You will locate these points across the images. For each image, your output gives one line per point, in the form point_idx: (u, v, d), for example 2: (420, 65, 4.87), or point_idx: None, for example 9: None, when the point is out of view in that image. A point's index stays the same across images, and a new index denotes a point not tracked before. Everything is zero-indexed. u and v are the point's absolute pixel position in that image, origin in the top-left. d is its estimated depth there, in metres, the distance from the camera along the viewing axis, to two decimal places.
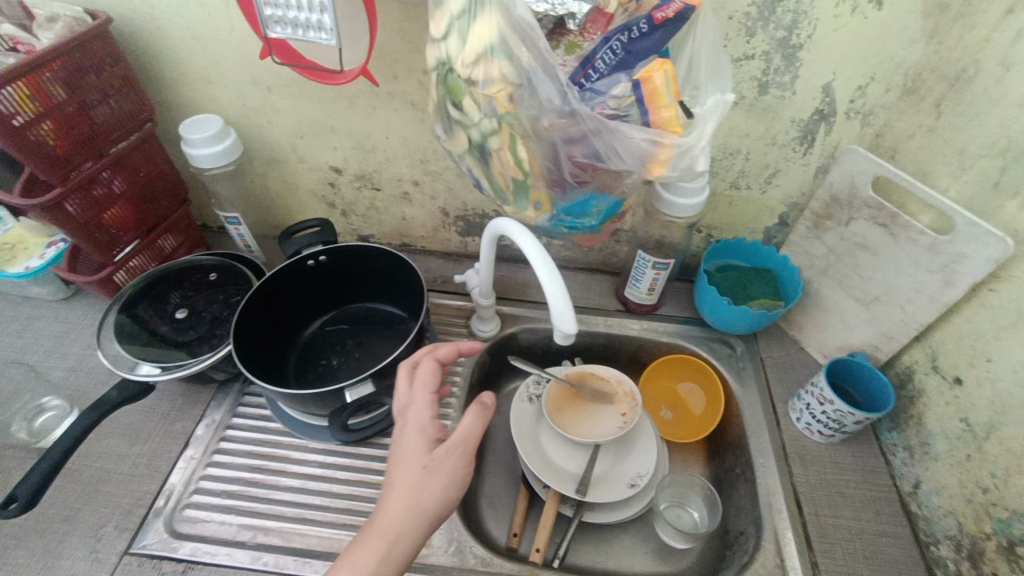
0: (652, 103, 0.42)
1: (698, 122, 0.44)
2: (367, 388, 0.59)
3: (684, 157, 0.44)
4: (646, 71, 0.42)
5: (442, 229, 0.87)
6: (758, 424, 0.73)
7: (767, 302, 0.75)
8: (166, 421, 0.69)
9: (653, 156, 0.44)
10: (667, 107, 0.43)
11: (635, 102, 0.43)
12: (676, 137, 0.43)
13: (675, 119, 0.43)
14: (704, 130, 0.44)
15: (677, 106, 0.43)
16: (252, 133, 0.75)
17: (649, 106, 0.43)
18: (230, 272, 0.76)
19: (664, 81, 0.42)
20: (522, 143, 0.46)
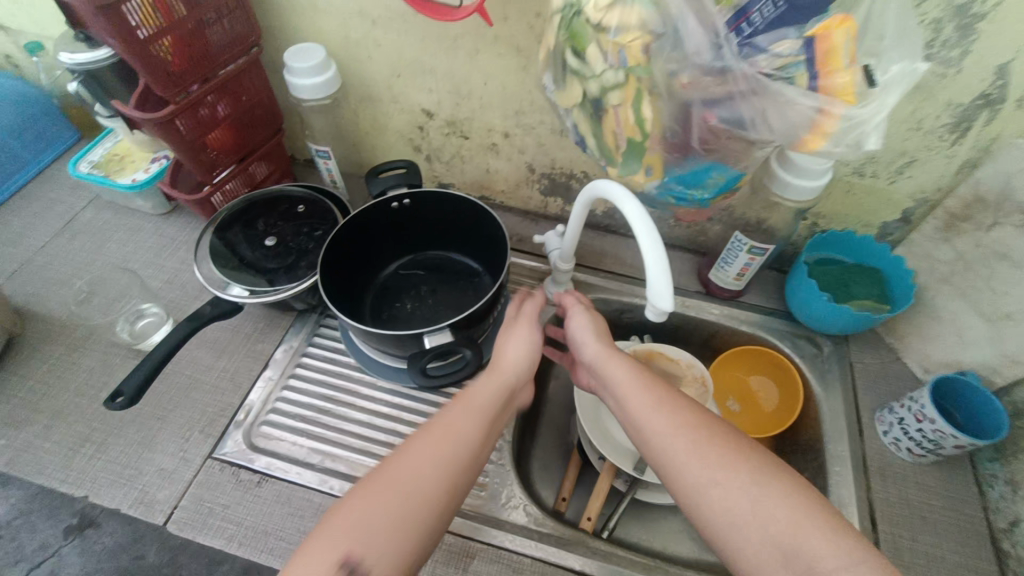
0: (824, 64, 0.38)
1: (880, 91, 0.38)
2: (445, 336, 0.61)
3: (852, 132, 0.38)
4: (824, 28, 0.38)
5: (525, 186, 0.85)
6: (838, 430, 0.69)
7: (869, 305, 0.70)
8: (249, 341, 0.73)
9: (814, 125, 0.39)
10: (842, 72, 0.38)
11: (804, 61, 0.38)
12: (848, 107, 0.38)
13: (851, 85, 0.38)
14: (883, 104, 0.38)
15: (854, 70, 0.38)
16: (351, 67, 0.74)
17: (820, 70, 0.38)
18: (317, 206, 0.77)
19: (843, 41, 0.37)
20: (649, 101, 0.42)
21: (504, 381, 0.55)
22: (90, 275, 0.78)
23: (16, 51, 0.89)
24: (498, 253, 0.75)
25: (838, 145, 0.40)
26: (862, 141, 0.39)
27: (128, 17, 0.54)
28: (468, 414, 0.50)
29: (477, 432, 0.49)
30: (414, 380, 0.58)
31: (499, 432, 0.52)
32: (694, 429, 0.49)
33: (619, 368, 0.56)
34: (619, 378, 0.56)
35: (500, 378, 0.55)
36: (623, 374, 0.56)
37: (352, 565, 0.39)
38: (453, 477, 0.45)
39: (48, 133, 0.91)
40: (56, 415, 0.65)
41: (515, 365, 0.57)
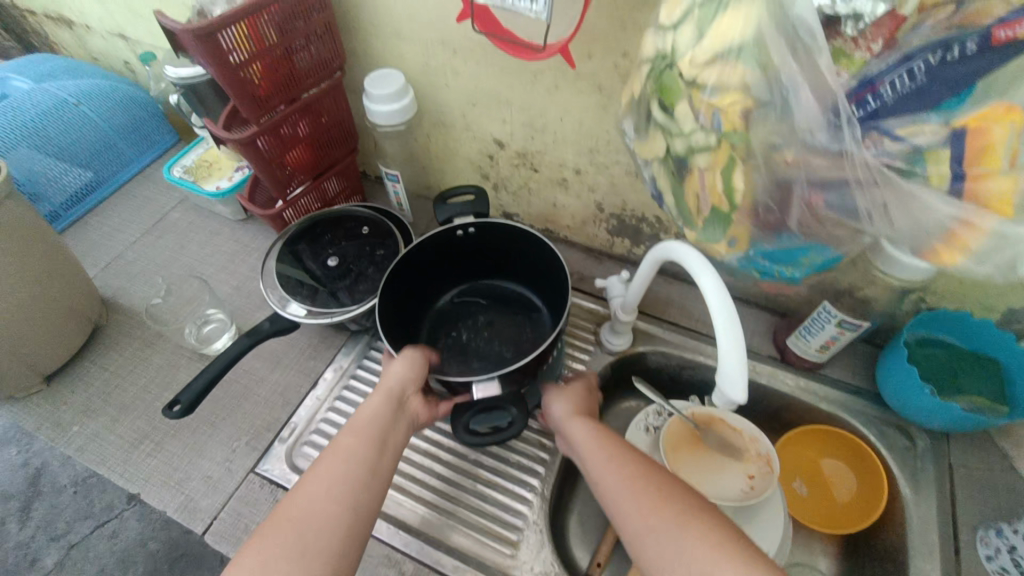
0: (973, 162, 0.30)
1: None
2: (494, 388, 0.56)
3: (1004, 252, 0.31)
4: (980, 117, 0.30)
5: (591, 224, 0.81)
6: (928, 545, 0.59)
7: (980, 403, 0.60)
8: (303, 356, 0.74)
9: (948, 234, 0.33)
10: (999, 177, 0.29)
11: (946, 158, 0.31)
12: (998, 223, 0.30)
13: (1010, 196, 0.29)
14: None
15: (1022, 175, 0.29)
16: (428, 93, 0.74)
17: (968, 171, 0.30)
18: (381, 228, 0.77)
19: (1008, 136, 0.29)
20: (742, 172, 0.37)
21: (388, 397, 0.55)
22: (170, 274, 0.82)
23: (134, 58, 0.97)
24: (560, 292, 0.71)
25: (984, 263, 0.33)
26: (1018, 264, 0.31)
27: (224, 43, 0.56)
28: (358, 441, 0.51)
29: (367, 457, 0.50)
30: (460, 442, 0.58)
31: (395, 441, 0.53)
32: (640, 483, 0.51)
33: (585, 433, 0.58)
34: (581, 437, 0.58)
35: (383, 396, 0.55)
36: (585, 436, 0.58)
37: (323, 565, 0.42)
38: (358, 499, 0.47)
39: (150, 135, 0.98)
40: (123, 408, 0.69)
41: (394, 374, 0.57)
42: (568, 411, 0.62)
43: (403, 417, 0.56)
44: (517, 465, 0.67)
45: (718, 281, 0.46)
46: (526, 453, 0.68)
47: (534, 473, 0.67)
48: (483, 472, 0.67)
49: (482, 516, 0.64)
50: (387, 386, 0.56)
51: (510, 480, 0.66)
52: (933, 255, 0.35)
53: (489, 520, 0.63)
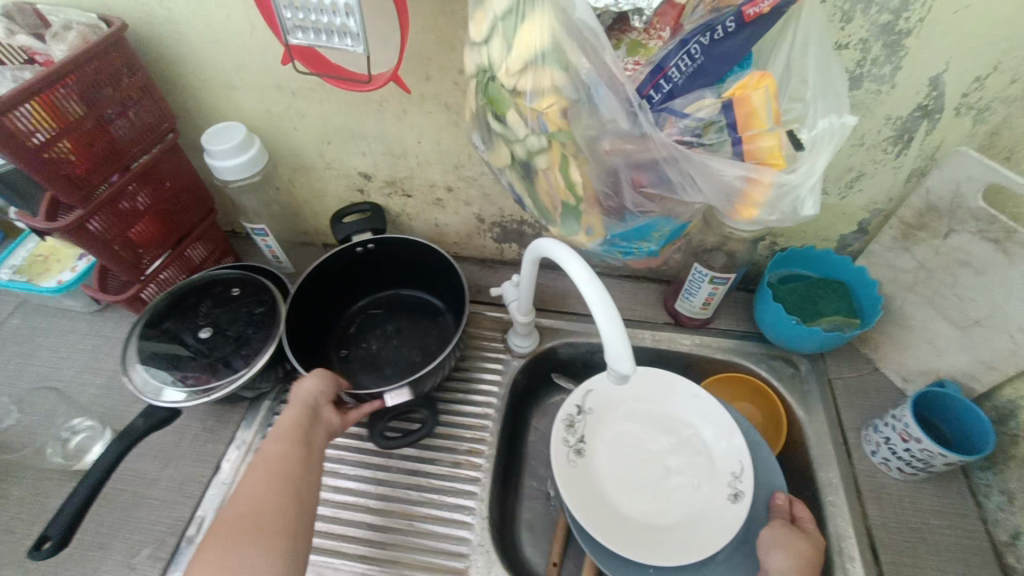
0: (746, 126, 0.37)
1: (808, 153, 0.37)
2: (405, 394, 0.61)
3: (786, 197, 0.37)
4: (741, 89, 0.37)
5: (477, 236, 0.82)
6: (826, 455, 0.66)
7: (839, 320, 0.68)
8: (198, 443, 0.69)
9: (742, 194, 0.38)
10: (767, 135, 0.37)
11: (725, 127, 0.37)
12: (777, 172, 0.36)
13: (778, 149, 0.37)
14: (813, 165, 0.37)
15: (779, 133, 0.37)
16: (278, 139, 0.71)
17: (742, 133, 0.37)
18: (254, 285, 0.72)
19: (764, 101, 0.36)
20: (576, 166, 0.40)
21: (302, 409, 0.56)
22: (17, 391, 0.72)
23: None
24: (458, 292, 0.75)
25: (774, 212, 0.38)
26: (801, 206, 0.38)
27: (18, 125, 0.50)
28: (286, 449, 0.52)
29: (293, 458, 0.51)
30: (376, 446, 0.61)
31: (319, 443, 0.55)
32: None
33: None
34: None
35: (296, 408, 0.56)
36: None
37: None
38: (298, 499, 0.49)
39: None
40: None
41: (305, 389, 0.57)
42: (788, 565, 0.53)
43: (321, 427, 0.56)
44: (452, 492, 0.66)
45: (588, 268, 0.48)
46: (457, 477, 0.67)
47: (471, 495, 0.66)
48: (419, 509, 0.65)
49: (426, 554, 0.62)
50: (296, 400, 0.56)
51: (447, 508, 0.65)
52: (737, 213, 0.39)
53: (433, 557, 0.61)
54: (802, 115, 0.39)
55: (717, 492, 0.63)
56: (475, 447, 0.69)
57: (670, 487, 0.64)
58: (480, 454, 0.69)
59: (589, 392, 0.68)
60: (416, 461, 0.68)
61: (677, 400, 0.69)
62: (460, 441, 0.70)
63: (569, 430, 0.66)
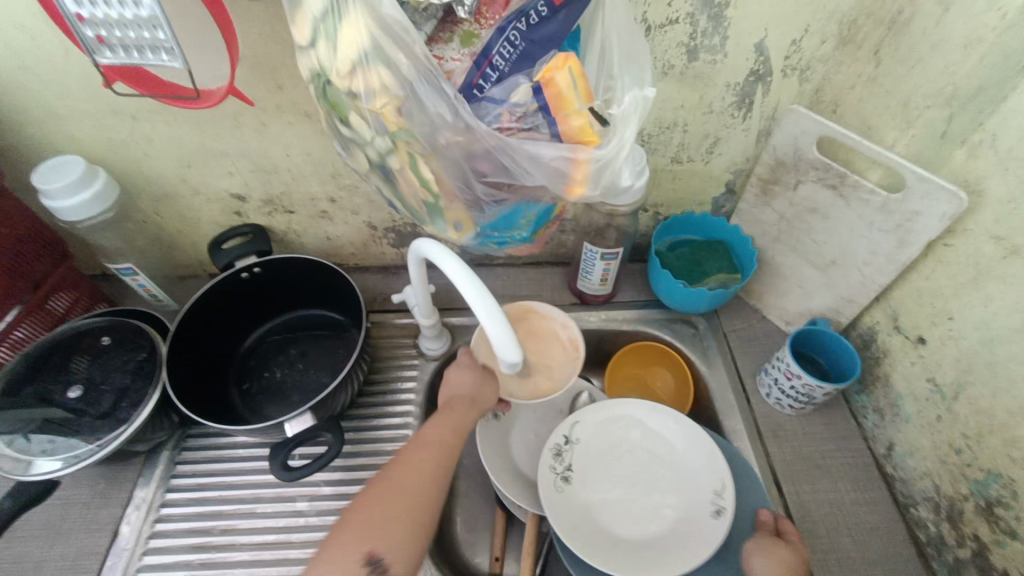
0: (559, 110, 0.38)
1: (615, 127, 0.39)
2: (308, 420, 0.60)
3: (605, 171, 0.40)
4: (547, 72, 0.37)
5: (372, 244, 0.79)
6: (728, 404, 0.70)
7: (723, 278, 0.72)
8: (88, 512, 0.63)
9: (569, 175, 0.39)
10: (576, 114, 0.38)
11: (539, 110, 0.38)
12: (591, 149, 0.38)
13: (588, 127, 0.38)
14: (624, 138, 0.39)
15: (589, 112, 0.39)
16: (129, 169, 0.65)
17: (556, 116, 0.38)
18: (127, 331, 0.66)
19: (568, 83, 0.37)
20: (425, 164, 0.39)
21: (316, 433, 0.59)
22: None
23: None
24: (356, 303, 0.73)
25: (598, 187, 0.41)
26: (616, 179, 0.42)
27: None
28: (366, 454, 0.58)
29: None
30: (277, 478, 0.57)
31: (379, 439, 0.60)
32: None
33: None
34: None
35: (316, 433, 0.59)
36: None
37: (370, 562, 0.45)
38: None
39: None
40: None
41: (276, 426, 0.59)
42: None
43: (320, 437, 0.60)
44: None
45: (463, 264, 0.48)
46: None
47: None
48: None
49: None
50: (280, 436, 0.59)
51: None
52: (567, 194, 0.41)
53: None
54: (613, 93, 0.41)
55: (703, 511, 0.60)
56: None
57: (659, 507, 0.62)
58: None
59: (575, 423, 0.66)
60: (339, 487, 0.65)
61: (658, 422, 0.66)
62: (382, 455, 0.67)
63: (556, 457, 0.64)
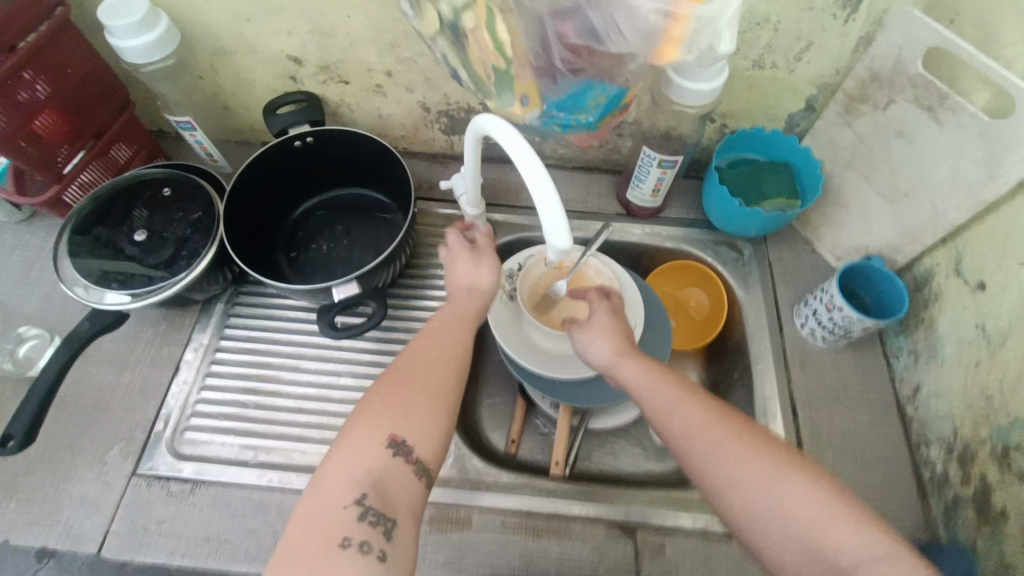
0: None
1: None
2: (354, 288, 0.63)
3: (704, 32, 0.38)
4: None
5: (424, 128, 0.78)
6: (760, 329, 0.71)
7: (781, 203, 0.69)
8: (154, 346, 0.69)
9: (665, 35, 0.38)
10: None
11: None
12: (696, 8, 0.36)
13: None
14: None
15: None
16: (189, 16, 0.64)
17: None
18: (185, 187, 0.69)
19: None
20: (502, 21, 0.38)
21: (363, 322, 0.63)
22: None
23: None
24: (402, 185, 0.73)
25: (690, 49, 0.40)
26: (714, 44, 0.40)
27: None
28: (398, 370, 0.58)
29: None
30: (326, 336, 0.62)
31: None
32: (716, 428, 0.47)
33: (632, 373, 0.55)
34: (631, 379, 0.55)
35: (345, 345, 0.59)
36: (635, 374, 0.55)
37: (394, 444, 0.46)
38: None
39: None
40: None
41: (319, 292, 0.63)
42: (609, 350, 0.58)
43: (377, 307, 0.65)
44: None
45: (531, 148, 0.46)
46: None
47: None
48: None
49: None
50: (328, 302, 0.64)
51: None
52: (658, 58, 0.40)
53: None
54: None
55: None
56: None
57: None
58: None
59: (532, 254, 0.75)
60: (376, 356, 0.70)
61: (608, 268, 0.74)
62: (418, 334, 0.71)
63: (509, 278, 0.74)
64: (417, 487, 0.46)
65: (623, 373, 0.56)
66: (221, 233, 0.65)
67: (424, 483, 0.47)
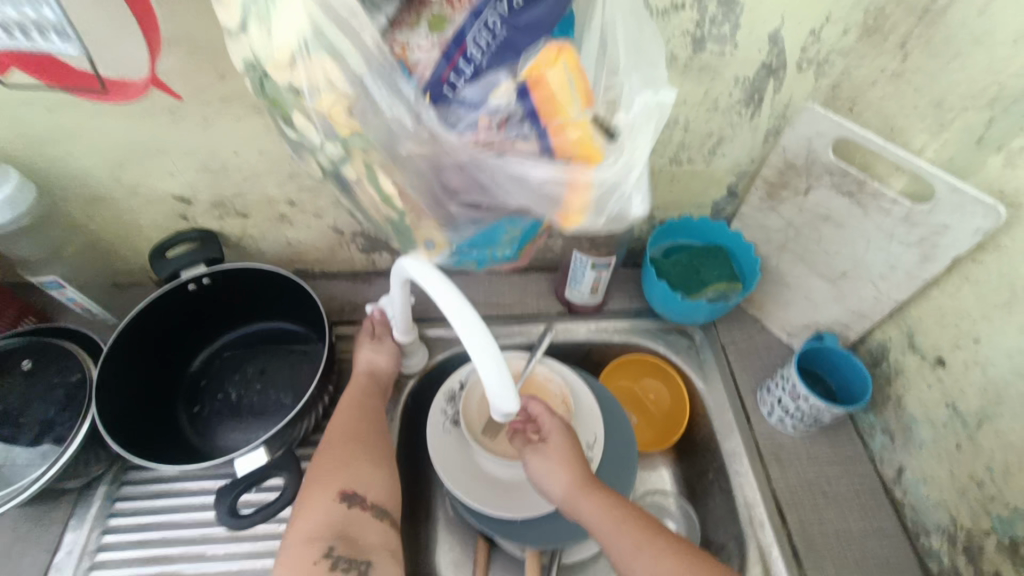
0: (550, 117, 0.30)
1: (623, 141, 0.32)
2: (261, 457, 0.53)
3: (612, 197, 0.32)
4: (536, 68, 0.29)
5: (340, 250, 0.72)
6: (727, 424, 0.65)
7: (722, 288, 0.66)
8: (10, 559, 0.55)
9: (563, 200, 0.32)
10: (574, 125, 0.30)
11: (525, 116, 0.30)
12: (592, 170, 0.31)
13: (589, 140, 0.30)
14: (633, 157, 0.32)
15: (588, 122, 0.31)
16: (48, 169, 0.56)
17: (547, 124, 0.30)
18: (52, 355, 0.58)
19: (563, 84, 0.29)
20: (385, 175, 0.33)
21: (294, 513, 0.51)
22: None
23: None
24: (317, 316, 0.66)
25: (599, 216, 0.34)
26: (621, 209, 0.34)
27: None
28: None
29: None
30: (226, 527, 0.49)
31: None
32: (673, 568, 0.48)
33: (591, 515, 0.52)
34: (590, 516, 0.52)
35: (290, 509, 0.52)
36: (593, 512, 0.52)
37: (345, 497, 0.52)
38: None
39: None
40: None
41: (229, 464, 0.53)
42: (565, 485, 0.54)
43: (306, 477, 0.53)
44: None
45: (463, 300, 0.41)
46: None
47: None
48: None
49: None
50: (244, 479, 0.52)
51: None
52: (560, 222, 0.34)
53: None
54: (616, 98, 0.33)
55: None
56: None
57: None
58: None
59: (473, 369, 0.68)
60: None
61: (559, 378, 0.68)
62: None
63: (450, 402, 0.66)
64: (381, 526, 0.52)
65: (582, 511, 0.52)
66: (97, 410, 0.54)
67: (387, 522, 0.53)
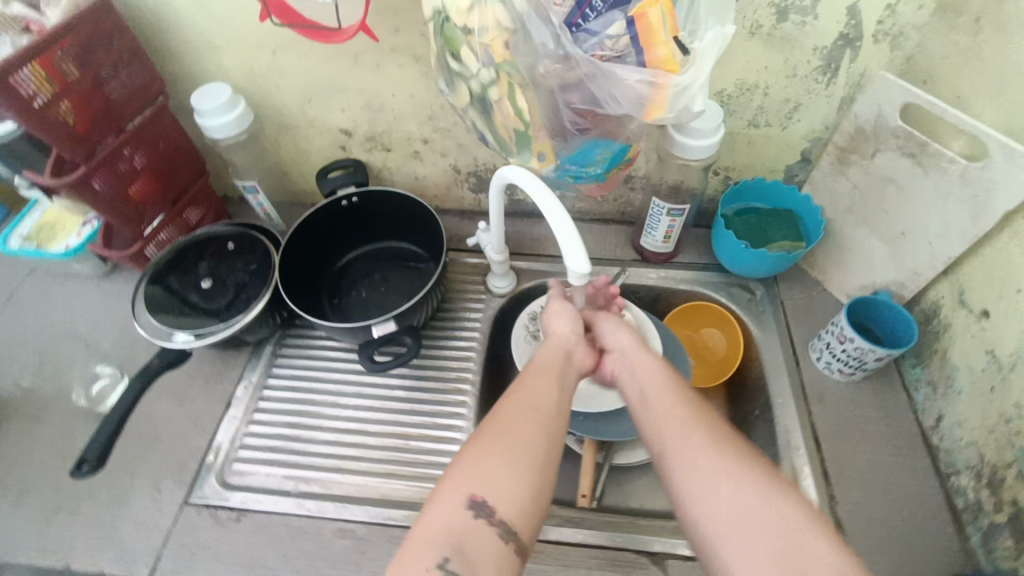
0: (646, 42, 0.42)
1: (695, 57, 0.43)
2: (390, 326, 0.69)
3: (682, 98, 0.44)
4: (641, 8, 0.41)
5: (455, 188, 0.87)
6: (777, 367, 0.73)
7: (787, 246, 0.74)
8: (208, 383, 0.76)
9: (649, 99, 0.43)
10: (662, 45, 0.42)
11: (630, 41, 0.42)
12: (672, 77, 0.42)
13: (671, 57, 0.42)
14: (700, 68, 0.43)
15: (672, 42, 0.42)
16: (261, 99, 0.76)
17: (643, 45, 0.42)
18: (247, 240, 0.78)
19: (658, 18, 0.41)
20: (522, 94, 0.46)
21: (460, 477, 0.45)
22: (39, 350, 0.78)
23: None
24: (435, 236, 0.82)
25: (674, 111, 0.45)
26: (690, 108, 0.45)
27: (22, 87, 0.55)
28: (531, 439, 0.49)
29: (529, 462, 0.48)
30: (366, 370, 0.68)
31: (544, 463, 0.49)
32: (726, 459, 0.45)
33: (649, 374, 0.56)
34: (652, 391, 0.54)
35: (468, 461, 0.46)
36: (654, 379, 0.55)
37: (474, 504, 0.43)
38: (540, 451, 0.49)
39: None
40: (23, 488, 0.67)
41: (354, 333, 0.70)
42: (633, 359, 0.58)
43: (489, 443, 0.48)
44: (440, 415, 0.73)
45: (556, 198, 0.53)
46: (445, 402, 0.74)
47: (458, 416, 0.73)
48: (414, 430, 0.72)
49: (421, 467, 0.69)
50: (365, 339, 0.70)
51: (438, 427, 0.72)
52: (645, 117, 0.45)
53: (427, 469, 0.69)
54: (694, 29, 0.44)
55: None
56: (462, 375, 0.76)
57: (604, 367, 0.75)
58: (465, 381, 0.76)
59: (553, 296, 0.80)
60: (409, 392, 0.75)
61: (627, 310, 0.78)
62: (448, 371, 0.77)
63: (531, 319, 0.79)
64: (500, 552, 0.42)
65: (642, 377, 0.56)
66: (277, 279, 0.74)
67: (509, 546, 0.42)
